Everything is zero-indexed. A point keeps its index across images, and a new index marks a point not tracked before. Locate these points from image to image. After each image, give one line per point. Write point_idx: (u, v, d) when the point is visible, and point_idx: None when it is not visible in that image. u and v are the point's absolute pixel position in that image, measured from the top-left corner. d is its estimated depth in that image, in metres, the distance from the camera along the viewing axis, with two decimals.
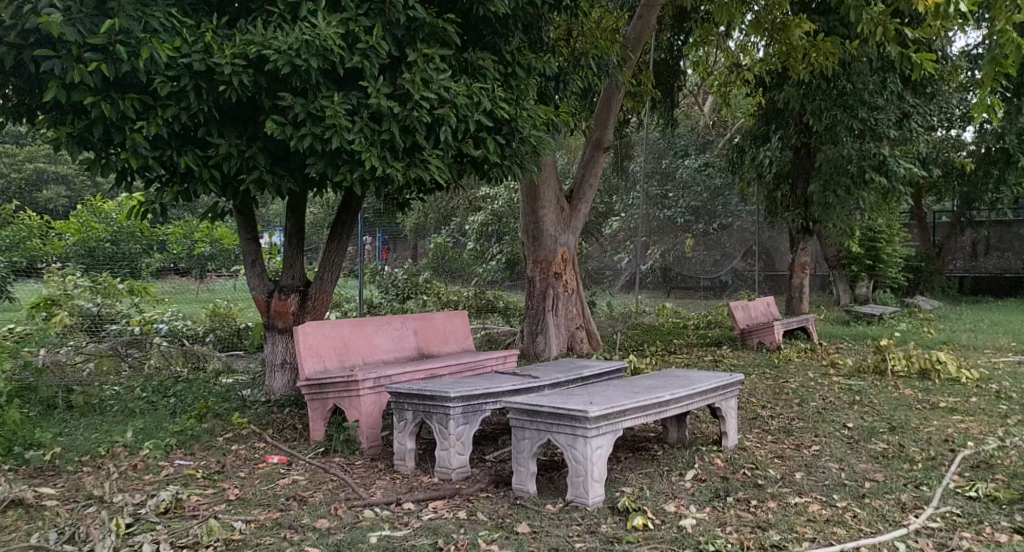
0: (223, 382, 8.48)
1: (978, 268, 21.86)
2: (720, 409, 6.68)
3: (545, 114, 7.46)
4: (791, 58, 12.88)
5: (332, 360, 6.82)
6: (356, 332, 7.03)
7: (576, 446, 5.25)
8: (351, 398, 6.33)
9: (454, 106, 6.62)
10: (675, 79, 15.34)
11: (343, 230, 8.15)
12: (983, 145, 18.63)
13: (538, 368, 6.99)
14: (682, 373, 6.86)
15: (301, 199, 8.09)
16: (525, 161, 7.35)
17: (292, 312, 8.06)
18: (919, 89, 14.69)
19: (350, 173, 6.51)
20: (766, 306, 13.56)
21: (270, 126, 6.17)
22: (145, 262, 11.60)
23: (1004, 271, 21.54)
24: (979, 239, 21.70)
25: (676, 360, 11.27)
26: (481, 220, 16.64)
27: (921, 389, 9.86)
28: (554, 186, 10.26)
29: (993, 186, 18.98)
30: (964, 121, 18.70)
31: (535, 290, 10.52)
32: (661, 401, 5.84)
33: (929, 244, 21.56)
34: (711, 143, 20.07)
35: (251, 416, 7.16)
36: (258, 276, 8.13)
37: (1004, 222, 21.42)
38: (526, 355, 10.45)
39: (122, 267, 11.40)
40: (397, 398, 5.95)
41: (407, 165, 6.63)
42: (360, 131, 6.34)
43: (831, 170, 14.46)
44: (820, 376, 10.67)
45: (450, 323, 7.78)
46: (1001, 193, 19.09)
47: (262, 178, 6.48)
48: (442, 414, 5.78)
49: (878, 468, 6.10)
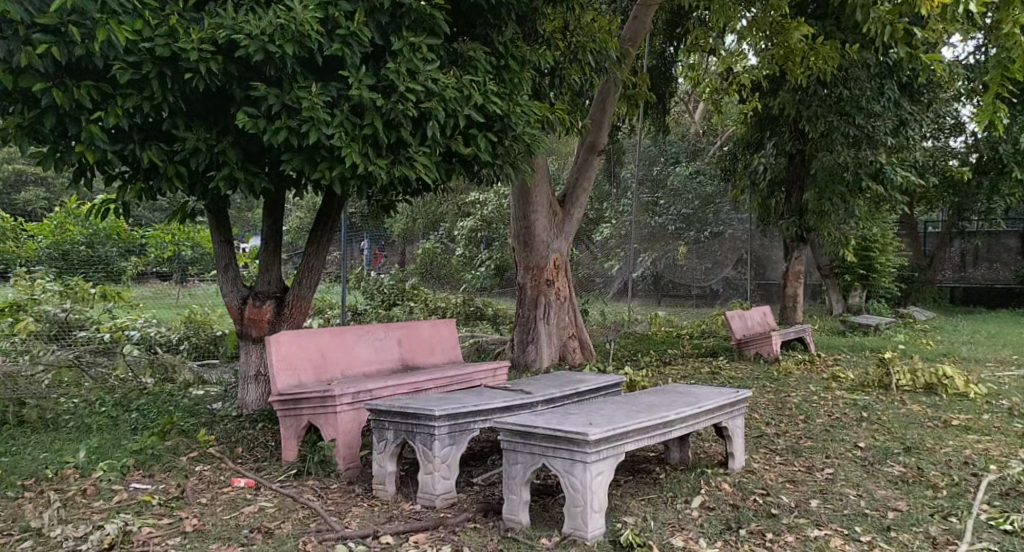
0: (193, 394, 7.96)
1: (967, 279, 21.61)
2: (726, 429, 6.21)
3: (539, 111, 6.98)
4: (789, 62, 12.43)
5: (308, 373, 6.29)
6: (334, 342, 6.51)
7: (574, 473, 4.76)
8: (327, 415, 5.81)
9: (443, 99, 6.12)
10: (669, 84, 14.90)
11: (324, 233, 7.66)
12: (975, 153, 18.32)
13: (531, 382, 6.50)
14: (684, 388, 6.38)
15: (279, 197, 7.60)
16: (518, 161, 6.88)
17: (267, 320, 7.56)
18: (916, 97, 14.27)
19: (329, 171, 6.00)
20: (763, 315, 13.03)
21: (241, 119, 5.67)
22: (119, 265, 10.95)
23: (993, 283, 21.18)
24: (967, 250, 21.43)
25: (672, 371, 10.80)
26: (470, 226, 15.85)
27: (928, 405, 9.42)
28: (546, 189, 9.75)
29: (985, 197, 18.66)
30: (956, 131, 18.43)
31: (526, 298, 10.03)
32: (666, 421, 5.36)
33: (921, 254, 21.23)
34: (702, 150, 19.64)
35: (219, 433, 6.65)
36: (231, 281, 7.60)
37: (994, 233, 21.19)
38: (515, 365, 9.96)
39: (95, 269, 10.84)
40: (377, 416, 5.45)
41: (392, 163, 6.13)
42: (341, 125, 5.85)
43: (828, 178, 14.07)
44: (822, 390, 10.22)
45: (436, 332, 7.29)
46: (995, 204, 18.78)
47: (233, 176, 5.97)
48: (425, 434, 5.27)
49: (899, 496, 5.69)
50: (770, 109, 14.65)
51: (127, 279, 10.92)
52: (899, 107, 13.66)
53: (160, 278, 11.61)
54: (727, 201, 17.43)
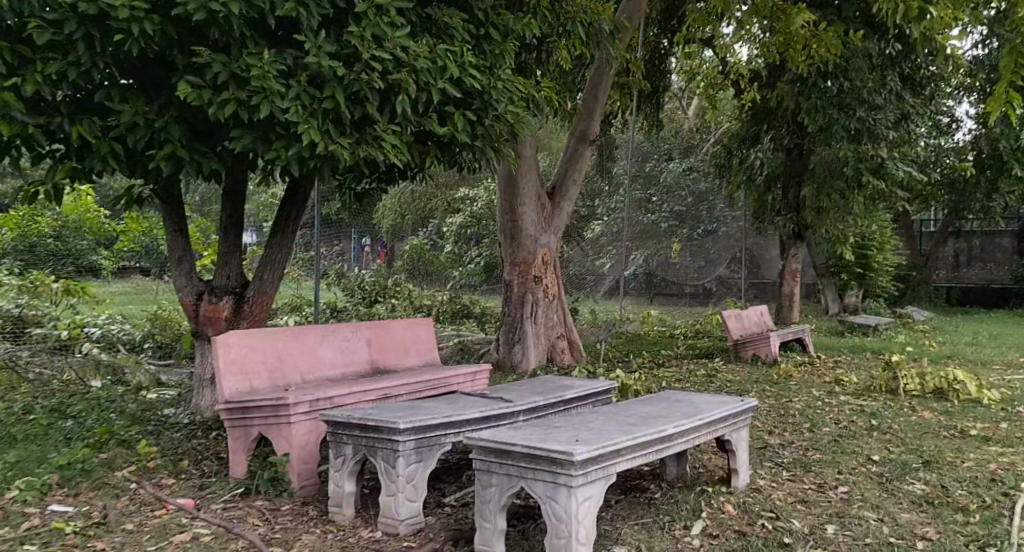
0: (144, 398, 7.25)
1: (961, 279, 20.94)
2: (729, 442, 5.57)
3: (524, 88, 6.32)
4: (789, 49, 11.74)
5: (262, 378, 5.60)
6: (294, 342, 5.83)
7: (557, 499, 4.12)
8: (280, 426, 5.12)
9: (414, 71, 5.46)
10: (663, 77, 14.22)
11: (289, 221, 7.00)
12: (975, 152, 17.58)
13: (514, 388, 5.83)
14: (683, 396, 5.74)
15: (239, 183, 6.94)
16: (501, 145, 6.22)
17: (225, 318, 6.88)
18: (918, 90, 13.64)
19: (285, 150, 5.33)
20: (760, 316, 12.38)
21: (181, 89, 5.00)
22: (88, 257, 10.30)
23: (988, 283, 20.55)
24: (961, 249, 20.69)
25: (667, 373, 10.16)
26: (460, 222, 15.27)
27: (939, 412, 8.81)
28: (534, 178, 9.08)
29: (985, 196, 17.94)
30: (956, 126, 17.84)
31: (512, 296, 9.34)
32: (664, 436, 4.70)
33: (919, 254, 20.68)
34: (696, 146, 18.97)
35: (164, 442, 5.96)
36: (185, 275, 6.91)
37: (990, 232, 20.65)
38: (500, 366, 9.26)
39: (64, 262, 10.19)
40: (334, 429, 4.78)
41: (356, 142, 5.49)
42: (297, 98, 5.18)
43: (826, 170, 13.11)
44: (826, 394, 9.62)
45: (411, 332, 6.62)
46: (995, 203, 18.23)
47: (176, 155, 5.26)
48: (388, 450, 4.62)
49: (924, 521, 5.34)
50: (767, 102, 13.97)
51: (105, 272, 10.53)
52: (902, 102, 12.99)
53: (143, 274, 11.39)
54: (722, 197, 16.78)
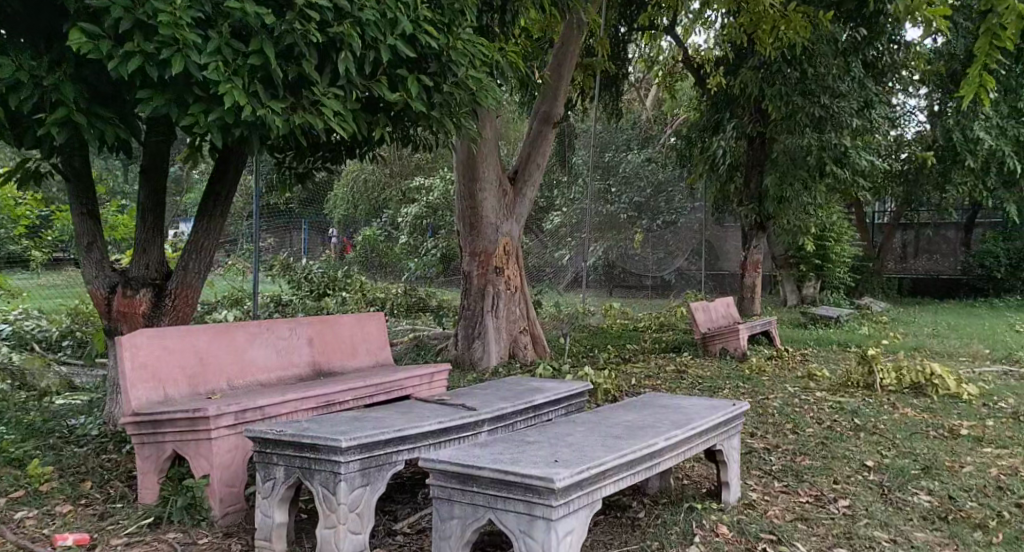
0: (50, 407, 6.38)
1: (909, 270, 20.06)
2: (720, 452, 4.82)
3: (486, 48, 5.52)
4: (760, 30, 11.03)
5: (178, 385, 4.75)
6: (219, 342, 4.99)
7: (534, 535, 3.38)
8: (198, 442, 4.32)
9: (359, 23, 4.67)
10: (623, 66, 13.37)
11: (218, 203, 6.17)
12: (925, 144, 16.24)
13: (475, 393, 5.07)
14: (668, 402, 5.02)
15: (160, 159, 6.09)
16: (461, 117, 5.41)
17: (143, 313, 6.04)
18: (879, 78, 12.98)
19: (204, 117, 4.55)
20: (727, 307, 11.74)
21: (72, 39, 4.20)
22: (5, 247, 9.17)
23: (937, 274, 19.74)
24: (909, 239, 19.98)
25: (634, 369, 9.40)
26: (415, 213, 13.98)
27: (920, 409, 7.59)
28: (494, 160, 8.31)
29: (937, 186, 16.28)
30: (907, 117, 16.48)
31: (471, 288, 8.56)
32: (657, 452, 3.98)
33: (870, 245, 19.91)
34: (655, 134, 18.02)
35: (66, 458, 5.14)
36: (95, 265, 6.03)
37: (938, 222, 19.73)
38: (459, 364, 8.51)
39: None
40: (261, 447, 3.99)
41: (291, 109, 4.70)
42: (218, 52, 4.40)
43: (787, 162, 12.45)
44: (801, 391, 8.42)
45: (357, 329, 5.82)
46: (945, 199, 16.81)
47: (71, 119, 4.49)
48: (327, 473, 3.85)
49: (945, 542, 4.63)
50: (726, 89, 13.12)
51: (34, 265, 9.49)
52: (864, 88, 12.19)
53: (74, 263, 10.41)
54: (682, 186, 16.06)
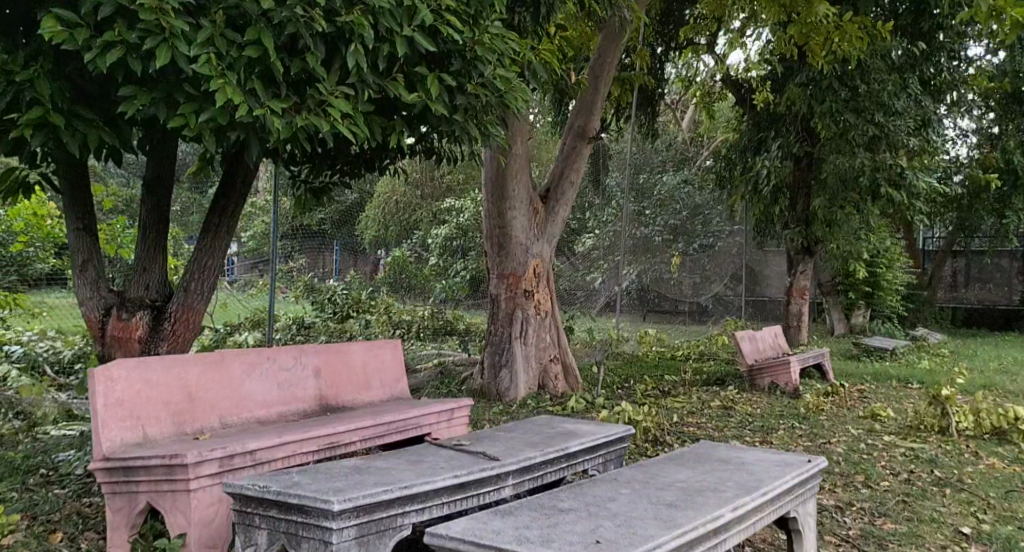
0: (39, 440, 5.81)
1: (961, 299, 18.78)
2: (793, 520, 4.09)
3: (517, 43, 4.88)
4: (809, 42, 10.05)
5: (160, 422, 4.13)
6: (212, 373, 4.37)
7: None
8: (175, 495, 3.74)
9: (371, 12, 4.08)
10: (659, 85, 12.67)
11: (223, 216, 5.60)
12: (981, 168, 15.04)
13: (499, 437, 4.41)
14: (728, 455, 4.30)
15: (164, 169, 5.54)
16: (487, 125, 4.80)
17: (138, 338, 5.41)
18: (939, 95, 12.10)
19: (195, 118, 3.96)
20: (775, 337, 10.90)
21: (43, 26, 3.64)
22: (34, 267, 8.35)
23: (992, 304, 18.45)
24: (961, 267, 18.77)
25: (676, 404, 8.61)
26: (445, 233, 12.99)
27: (1008, 459, 6.72)
28: (524, 176, 7.68)
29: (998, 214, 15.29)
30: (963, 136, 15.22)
31: (498, 313, 7.89)
32: (722, 526, 3.27)
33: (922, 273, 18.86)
34: (693, 156, 17.22)
35: (44, 503, 4.55)
36: (91, 284, 5.41)
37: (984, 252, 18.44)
38: (484, 395, 7.81)
39: (6, 274, 8.18)
40: (242, 506, 3.40)
41: (294, 112, 4.11)
42: (210, 43, 3.82)
43: (839, 184, 11.52)
44: (867, 434, 7.57)
45: (370, 359, 5.18)
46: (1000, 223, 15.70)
47: (48, 120, 3.94)
48: (318, 541, 3.25)
49: None
50: (773, 107, 12.32)
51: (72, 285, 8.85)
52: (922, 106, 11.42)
53: None
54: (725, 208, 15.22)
